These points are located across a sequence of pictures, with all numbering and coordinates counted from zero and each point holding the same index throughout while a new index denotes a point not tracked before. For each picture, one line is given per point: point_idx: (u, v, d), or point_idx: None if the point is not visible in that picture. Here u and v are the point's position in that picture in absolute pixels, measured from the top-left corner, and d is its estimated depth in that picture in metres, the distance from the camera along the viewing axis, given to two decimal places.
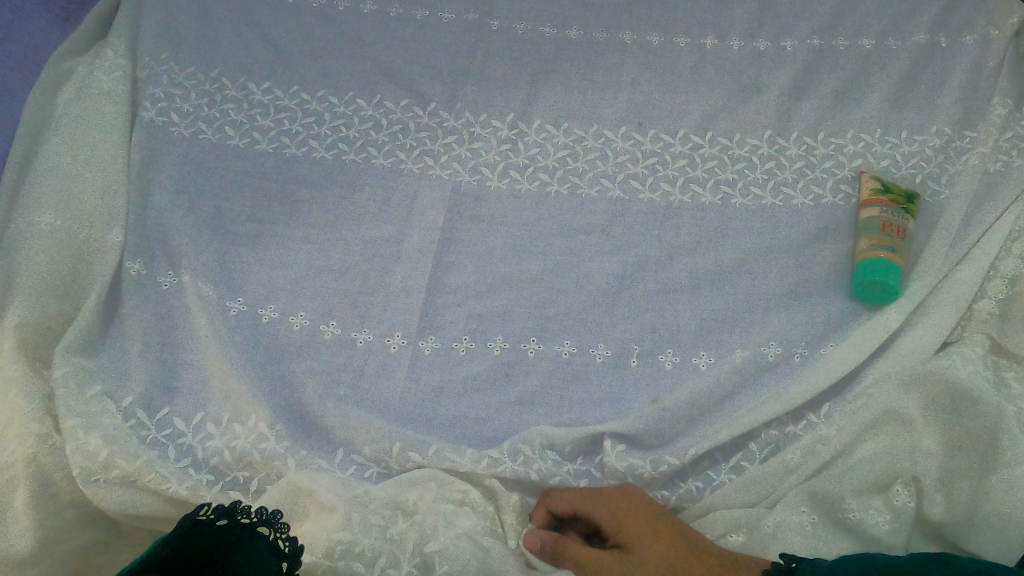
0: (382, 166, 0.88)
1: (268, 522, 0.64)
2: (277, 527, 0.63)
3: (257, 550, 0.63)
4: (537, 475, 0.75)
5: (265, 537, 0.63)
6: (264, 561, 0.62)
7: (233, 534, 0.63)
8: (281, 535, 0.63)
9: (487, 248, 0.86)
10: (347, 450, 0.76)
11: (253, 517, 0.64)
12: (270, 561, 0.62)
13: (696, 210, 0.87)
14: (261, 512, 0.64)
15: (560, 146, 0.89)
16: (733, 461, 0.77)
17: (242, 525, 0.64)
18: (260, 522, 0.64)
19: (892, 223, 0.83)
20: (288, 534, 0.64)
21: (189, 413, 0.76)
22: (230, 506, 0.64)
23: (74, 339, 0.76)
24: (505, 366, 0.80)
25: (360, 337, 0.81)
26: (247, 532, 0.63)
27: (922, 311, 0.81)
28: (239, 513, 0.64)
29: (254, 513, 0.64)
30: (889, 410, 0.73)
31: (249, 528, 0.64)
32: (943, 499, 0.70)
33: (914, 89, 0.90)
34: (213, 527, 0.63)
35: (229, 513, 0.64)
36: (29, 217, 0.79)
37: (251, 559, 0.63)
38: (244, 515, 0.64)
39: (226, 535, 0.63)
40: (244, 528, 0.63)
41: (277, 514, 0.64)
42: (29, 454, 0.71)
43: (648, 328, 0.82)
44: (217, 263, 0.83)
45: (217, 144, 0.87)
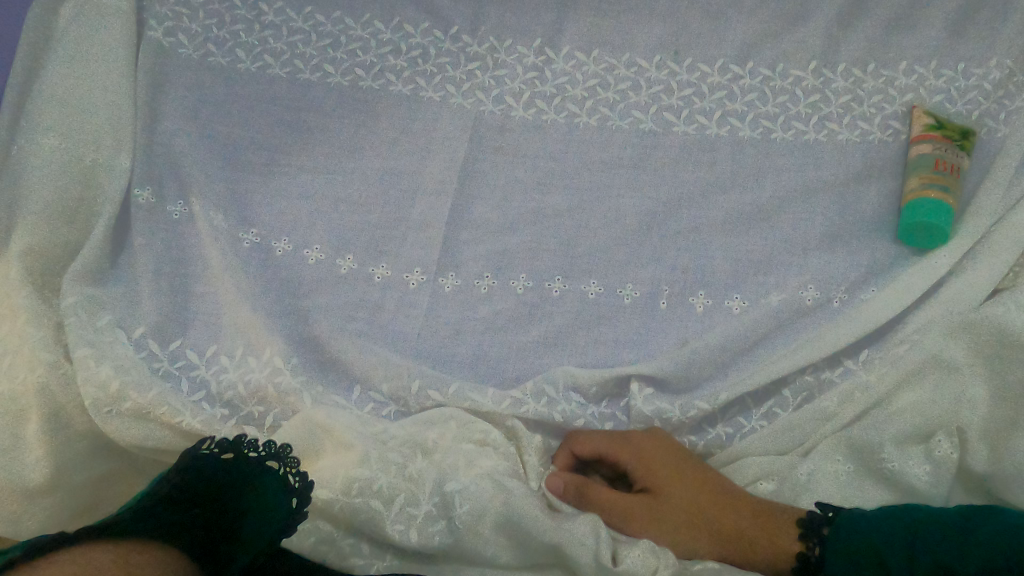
0: (401, 93, 0.83)
1: (277, 456, 0.62)
2: (286, 461, 0.62)
3: (265, 484, 0.61)
4: (560, 416, 0.73)
5: (275, 471, 0.62)
6: (274, 496, 0.61)
7: (239, 469, 0.62)
8: (290, 470, 0.62)
9: (511, 182, 0.82)
10: (364, 387, 0.74)
11: (261, 450, 0.63)
12: (279, 495, 0.61)
13: (734, 145, 0.82)
14: (269, 446, 0.63)
15: (590, 74, 0.83)
16: (765, 408, 0.74)
17: (250, 459, 0.62)
18: (268, 456, 0.62)
19: (946, 160, 0.78)
20: (297, 469, 0.62)
21: (202, 346, 0.74)
22: (236, 439, 0.62)
23: (83, 267, 0.73)
24: (528, 306, 0.77)
25: (378, 272, 0.78)
26: (255, 466, 0.62)
27: (972, 257, 0.77)
28: (246, 446, 0.62)
29: (263, 446, 0.63)
30: (933, 356, 0.70)
31: (257, 462, 0.62)
32: (989, 450, 0.67)
33: (980, 15, 0.82)
34: (218, 461, 0.62)
35: (236, 446, 0.62)
36: (34, 138, 0.76)
37: (258, 493, 0.61)
38: (251, 449, 0.62)
39: (231, 469, 0.61)
40: (251, 462, 0.62)
41: (287, 448, 0.63)
42: (40, 383, 0.69)
43: (680, 268, 0.78)
44: (229, 193, 0.79)
45: (226, 67, 0.82)
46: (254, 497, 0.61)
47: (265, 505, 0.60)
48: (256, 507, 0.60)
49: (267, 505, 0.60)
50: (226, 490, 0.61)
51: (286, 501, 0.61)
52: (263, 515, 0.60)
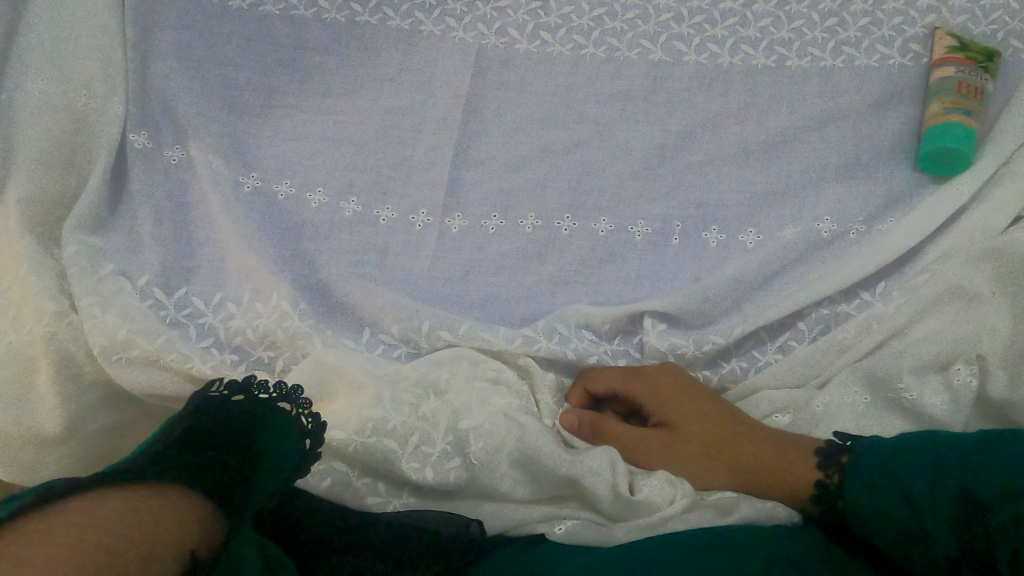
0: (400, 28, 0.80)
1: (288, 397, 0.63)
2: (299, 403, 0.63)
3: (277, 424, 0.61)
4: (573, 355, 0.72)
5: (286, 413, 0.62)
6: (287, 437, 0.61)
7: (251, 410, 0.61)
8: (302, 411, 0.63)
9: (516, 118, 0.79)
10: (374, 330, 0.73)
11: (271, 392, 0.63)
12: (293, 435, 0.61)
13: (748, 73, 0.78)
14: (279, 388, 0.63)
15: (596, 3, 0.80)
16: (780, 342, 0.74)
17: (260, 402, 0.62)
18: (278, 397, 0.63)
19: (969, 83, 0.75)
20: (309, 410, 0.63)
21: (208, 293, 0.73)
22: (245, 383, 0.62)
23: (82, 214, 0.72)
24: (537, 244, 0.75)
25: (383, 214, 0.76)
26: (267, 407, 0.62)
27: (994, 183, 0.74)
28: (256, 388, 0.62)
29: (273, 389, 0.63)
30: (955, 285, 0.69)
31: (269, 403, 0.62)
32: (1009, 378, 0.65)
33: None
34: (229, 404, 0.61)
35: (244, 389, 0.62)
36: (22, 81, 0.73)
37: (270, 435, 0.61)
38: (260, 391, 0.62)
39: (242, 411, 0.61)
40: (263, 404, 0.62)
41: (298, 389, 0.63)
42: (47, 332, 0.68)
43: (692, 203, 0.76)
44: (228, 136, 0.77)
45: (218, 5, 0.79)
46: (265, 441, 0.60)
47: (276, 446, 0.61)
48: (267, 450, 0.60)
49: (280, 447, 0.61)
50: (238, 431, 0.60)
51: (300, 440, 0.61)
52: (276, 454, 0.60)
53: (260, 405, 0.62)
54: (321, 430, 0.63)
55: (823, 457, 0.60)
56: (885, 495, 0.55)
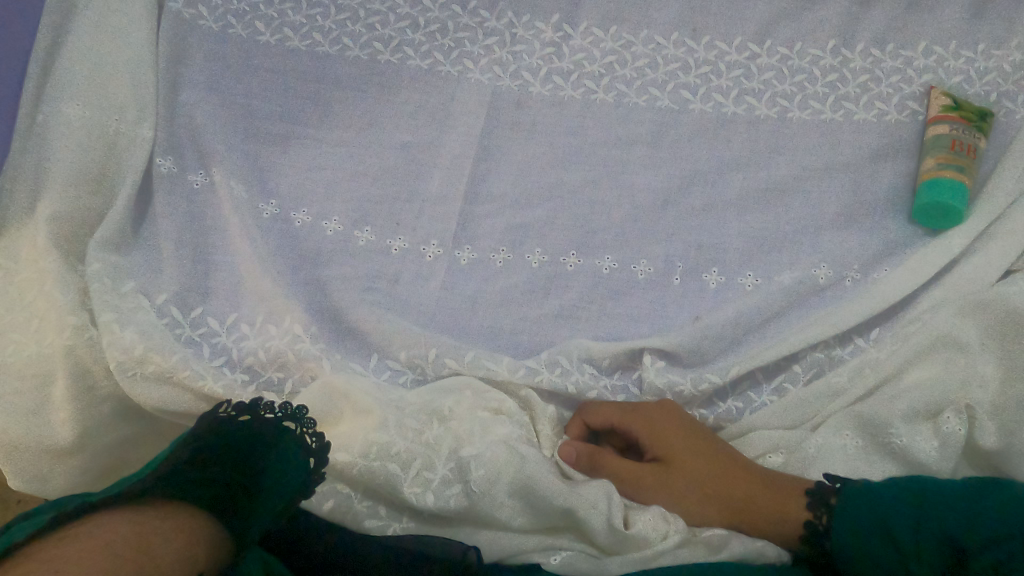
0: (419, 67, 0.84)
1: (293, 417, 0.65)
2: (304, 422, 0.64)
3: (283, 445, 0.63)
4: (574, 387, 0.74)
5: (291, 432, 0.64)
6: (291, 457, 0.63)
7: (256, 430, 0.63)
8: (308, 430, 0.64)
9: (526, 158, 0.82)
10: (381, 356, 0.75)
11: (277, 412, 0.64)
12: (298, 455, 0.63)
13: (751, 123, 0.82)
14: (285, 407, 0.65)
15: (607, 51, 0.84)
16: (775, 383, 0.76)
17: (266, 421, 0.63)
18: (285, 417, 0.64)
19: (962, 141, 0.78)
20: (313, 430, 0.65)
21: (223, 314, 0.76)
22: (252, 403, 0.64)
23: (106, 234, 0.75)
24: (543, 280, 0.78)
25: (396, 244, 0.79)
26: (273, 428, 0.63)
27: (986, 237, 0.77)
28: (263, 409, 0.64)
29: (279, 409, 0.65)
30: (945, 335, 0.71)
31: (274, 423, 0.64)
32: (997, 428, 0.67)
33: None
34: (235, 424, 0.63)
35: (252, 410, 0.64)
36: (58, 105, 0.77)
37: (275, 455, 0.62)
38: (268, 411, 0.64)
39: (249, 431, 0.63)
40: (269, 424, 0.63)
41: (304, 410, 0.65)
42: (67, 346, 0.71)
43: (693, 245, 0.79)
44: (250, 164, 0.80)
45: (247, 39, 0.83)
46: (270, 461, 0.62)
47: (279, 467, 0.62)
48: (270, 470, 0.62)
49: (284, 465, 0.62)
50: (244, 451, 0.62)
51: (303, 460, 0.63)
52: (278, 476, 0.62)
53: (266, 425, 0.63)
54: (325, 450, 0.64)
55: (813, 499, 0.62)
56: (873, 540, 0.57)
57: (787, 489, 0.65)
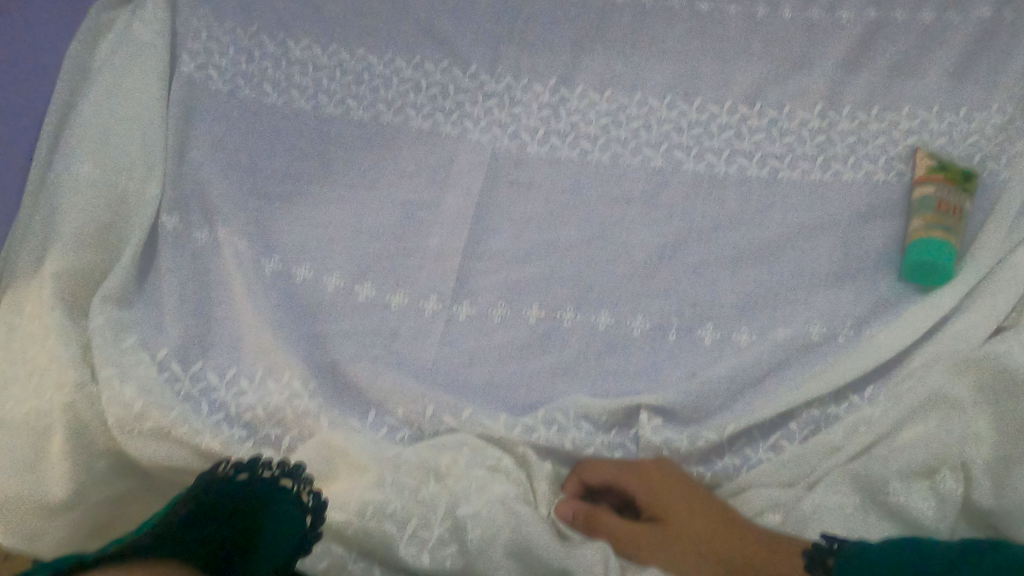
0: (420, 127, 0.87)
1: (290, 474, 0.65)
2: (301, 480, 0.65)
3: (282, 503, 0.63)
4: (571, 445, 0.74)
5: (288, 490, 0.64)
6: (288, 514, 0.63)
7: (255, 489, 0.64)
8: (304, 488, 0.65)
9: (524, 215, 0.84)
10: (379, 412, 0.76)
11: (276, 471, 0.65)
12: (295, 513, 0.63)
13: (742, 183, 0.84)
14: (283, 465, 0.65)
15: (602, 113, 0.87)
16: (772, 440, 0.76)
17: (264, 479, 0.64)
18: (283, 476, 0.65)
19: (948, 202, 0.80)
20: (311, 488, 0.65)
21: (222, 368, 0.77)
22: (252, 462, 0.64)
23: (111, 290, 0.77)
24: (540, 335, 0.79)
25: (395, 299, 0.80)
26: (271, 487, 0.64)
27: (975, 295, 0.79)
28: (261, 467, 0.65)
29: (276, 467, 0.65)
30: (938, 392, 0.72)
31: (273, 483, 0.64)
32: (992, 485, 0.68)
33: (977, 66, 0.86)
34: (235, 482, 0.64)
35: (250, 468, 0.65)
36: (69, 164, 0.79)
37: (272, 512, 0.63)
38: (265, 469, 0.65)
39: (249, 489, 0.63)
40: (268, 482, 0.64)
41: (301, 467, 0.65)
42: (66, 401, 0.71)
43: (688, 301, 0.80)
44: (253, 220, 0.82)
45: (255, 101, 0.86)
46: (268, 518, 0.63)
47: (276, 525, 0.62)
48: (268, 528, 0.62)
49: (282, 523, 0.62)
50: (241, 509, 0.63)
51: (300, 518, 0.63)
52: (278, 533, 0.62)
53: (264, 483, 0.64)
54: (324, 508, 0.64)
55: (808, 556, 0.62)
56: None
57: (785, 549, 0.65)
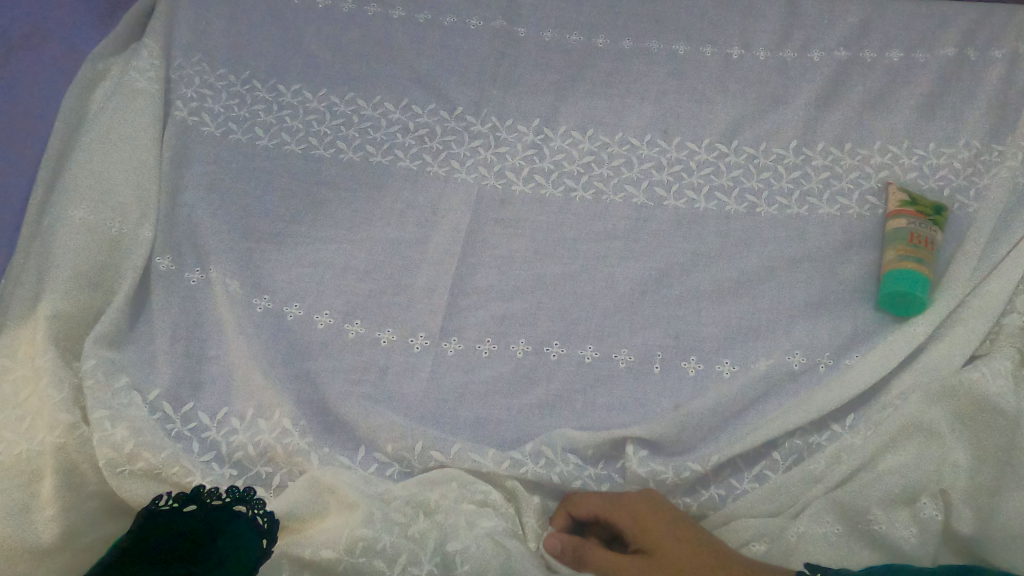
0: (408, 168, 0.89)
1: (242, 499, 0.70)
2: (253, 503, 0.69)
3: (233, 524, 0.68)
4: (559, 478, 0.75)
5: (242, 513, 0.69)
6: (244, 535, 0.68)
7: (208, 516, 0.69)
8: (257, 510, 0.69)
9: (510, 252, 0.86)
10: (369, 448, 0.77)
11: (225, 497, 0.70)
12: (251, 534, 0.68)
13: (721, 218, 0.87)
14: (233, 492, 0.70)
15: (585, 152, 0.90)
16: (756, 470, 0.77)
17: (216, 507, 0.69)
18: (233, 500, 0.70)
19: (920, 234, 0.82)
20: (264, 510, 0.70)
21: (213, 408, 0.78)
22: (195, 491, 0.70)
23: (103, 332, 0.78)
24: (528, 369, 0.81)
25: (385, 336, 0.82)
26: (221, 511, 0.69)
27: (949, 324, 0.81)
28: (208, 496, 0.70)
29: (227, 494, 0.70)
30: (916, 420, 0.74)
31: (223, 507, 0.69)
32: (972, 513, 0.70)
33: (943, 104, 0.89)
34: (180, 512, 0.69)
35: (198, 499, 0.70)
36: (64, 209, 0.81)
37: (229, 534, 0.67)
38: (213, 498, 0.70)
39: (198, 517, 0.69)
40: (217, 507, 0.69)
41: (251, 491, 0.70)
42: (57, 444, 0.72)
43: (671, 334, 0.82)
44: (244, 261, 0.84)
45: (247, 144, 0.89)
46: (226, 540, 0.67)
47: (234, 546, 0.67)
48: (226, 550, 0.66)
49: (239, 544, 0.67)
50: (199, 535, 0.68)
51: (256, 538, 0.68)
52: (231, 548, 0.66)
53: (218, 510, 0.69)
54: (277, 527, 0.70)
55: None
56: None
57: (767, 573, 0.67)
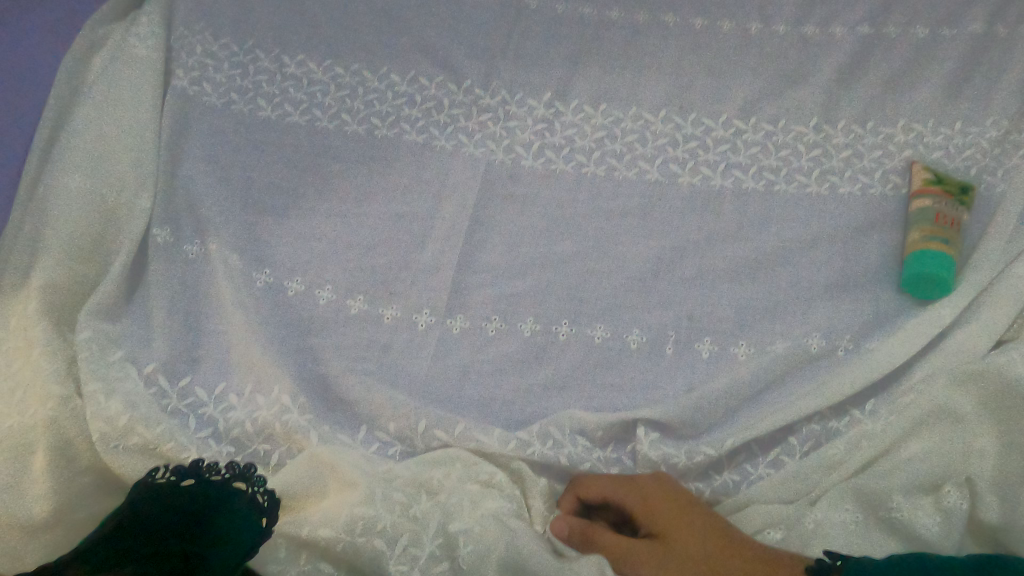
0: (415, 141, 0.86)
1: (243, 476, 0.68)
2: (254, 481, 0.68)
3: (233, 501, 0.66)
4: (567, 460, 0.73)
5: (242, 491, 0.67)
6: (244, 514, 0.66)
7: (205, 492, 0.66)
8: (258, 489, 0.68)
9: (519, 229, 0.83)
10: (370, 427, 0.75)
11: (225, 473, 0.68)
12: (251, 513, 0.66)
13: (738, 196, 0.84)
14: (234, 468, 0.68)
15: (597, 127, 0.87)
16: (771, 456, 0.75)
17: (216, 482, 0.67)
18: (234, 476, 0.68)
19: (946, 215, 0.79)
20: (265, 488, 0.68)
21: (211, 383, 0.76)
22: (194, 465, 0.68)
23: (98, 304, 0.76)
24: (536, 349, 0.78)
25: (388, 312, 0.79)
26: (221, 487, 0.67)
27: (975, 308, 0.78)
28: (207, 471, 0.68)
29: (227, 470, 0.68)
30: (942, 405, 0.71)
31: (223, 483, 0.67)
32: (999, 502, 0.67)
33: (971, 82, 0.86)
34: (178, 487, 0.67)
35: (196, 472, 0.67)
36: (60, 178, 0.79)
37: (227, 512, 0.65)
38: (213, 472, 0.68)
39: (195, 493, 0.66)
40: (216, 483, 0.67)
41: (253, 468, 0.68)
42: (50, 417, 0.70)
43: (684, 315, 0.79)
44: (245, 234, 0.81)
45: (249, 114, 0.86)
46: (223, 518, 0.65)
47: (232, 523, 0.65)
48: (224, 528, 0.65)
49: (238, 522, 0.65)
50: (194, 512, 0.65)
51: (256, 517, 0.66)
52: (229, 527, 0.65)
53: (217, 486, 0.67)
54: (278, 506, 0.68)
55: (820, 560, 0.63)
56: None
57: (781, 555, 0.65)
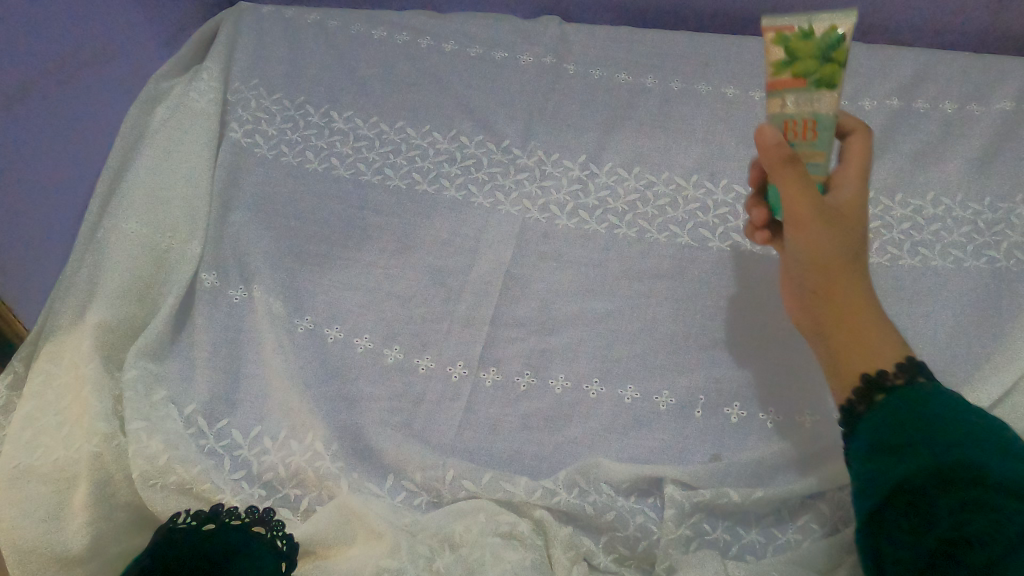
0: (453, 197, 0.89)
1: (262, 520, 0.71)
2: (273, 525, 0.70)
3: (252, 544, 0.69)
4: (593, 509, 0.74)
5: (261, 535, 0.69)
6: (263, 557, 0.68)
7: (224, 538, 0.69)
8: (277, 533, 0.70)
9: (552, 286, 0.85)
10: (397, 477, 0.77)
11: (245, 517, 0.71)
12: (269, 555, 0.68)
13: (768, 262, 0.84)
14: (253, 512, 0.71)
15: (629, 189, 0.89)
16: (802, 522, 0.75)
17: (236, 526, 0.70)
18: (253, 521, 0.71)
19: (798, 122, 0.60)
20: (283, 533, 0.70)
21: (246, 426, 0.78)
22: (216, 509, 0.71)
23: (146, 344, 0.79)
24: (565, 406, 0.79)
25: (423, 363, 0.81)
26: (242, 531, 0.70)
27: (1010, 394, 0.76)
28: (228, 515, 0.70)
29: (246, 514, 0.71)
30: None
31: (243, 528, 0.70)
32: None
33: (999, 158, 0.87)
34: (200, 532, 0.69)
35: (217, 517, 0.70)
36: (118, 223, 0.84)
37: (245, 557, 0.68)
38: (234, 517, 0.71)
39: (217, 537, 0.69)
40: (237, 527, 0.70)
41: (272, 512, 0.71)
42: (95, 453, 0.73)
43: (712, 379, 0.80)
44: (287, 282, 0.84)
45: (297, 167, 0.90)
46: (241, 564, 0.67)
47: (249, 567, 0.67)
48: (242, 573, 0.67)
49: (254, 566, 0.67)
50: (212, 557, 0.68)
51: (274, 559, 0.68)
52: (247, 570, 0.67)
53: (237, 530, 0.70)
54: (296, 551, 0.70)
55: (861, 393, 0.63)
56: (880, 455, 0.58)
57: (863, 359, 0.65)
